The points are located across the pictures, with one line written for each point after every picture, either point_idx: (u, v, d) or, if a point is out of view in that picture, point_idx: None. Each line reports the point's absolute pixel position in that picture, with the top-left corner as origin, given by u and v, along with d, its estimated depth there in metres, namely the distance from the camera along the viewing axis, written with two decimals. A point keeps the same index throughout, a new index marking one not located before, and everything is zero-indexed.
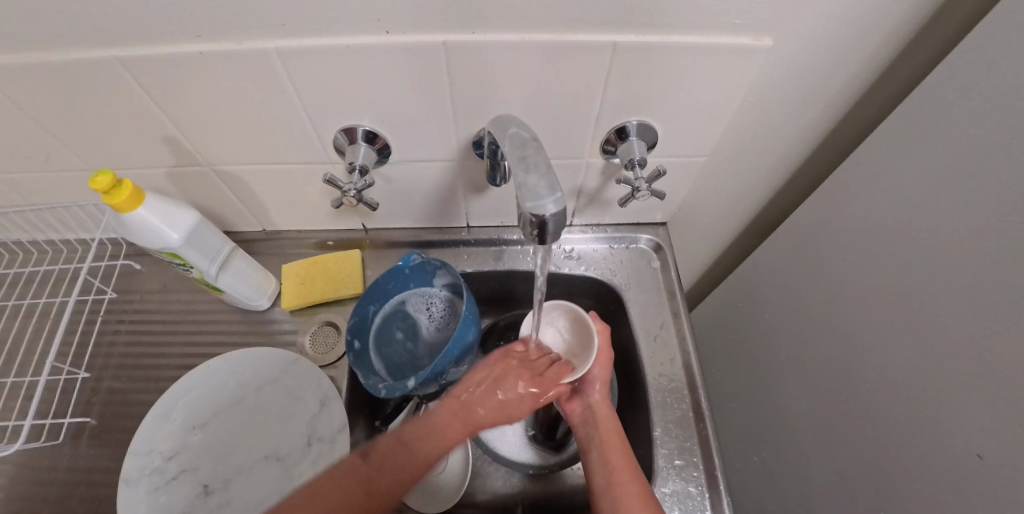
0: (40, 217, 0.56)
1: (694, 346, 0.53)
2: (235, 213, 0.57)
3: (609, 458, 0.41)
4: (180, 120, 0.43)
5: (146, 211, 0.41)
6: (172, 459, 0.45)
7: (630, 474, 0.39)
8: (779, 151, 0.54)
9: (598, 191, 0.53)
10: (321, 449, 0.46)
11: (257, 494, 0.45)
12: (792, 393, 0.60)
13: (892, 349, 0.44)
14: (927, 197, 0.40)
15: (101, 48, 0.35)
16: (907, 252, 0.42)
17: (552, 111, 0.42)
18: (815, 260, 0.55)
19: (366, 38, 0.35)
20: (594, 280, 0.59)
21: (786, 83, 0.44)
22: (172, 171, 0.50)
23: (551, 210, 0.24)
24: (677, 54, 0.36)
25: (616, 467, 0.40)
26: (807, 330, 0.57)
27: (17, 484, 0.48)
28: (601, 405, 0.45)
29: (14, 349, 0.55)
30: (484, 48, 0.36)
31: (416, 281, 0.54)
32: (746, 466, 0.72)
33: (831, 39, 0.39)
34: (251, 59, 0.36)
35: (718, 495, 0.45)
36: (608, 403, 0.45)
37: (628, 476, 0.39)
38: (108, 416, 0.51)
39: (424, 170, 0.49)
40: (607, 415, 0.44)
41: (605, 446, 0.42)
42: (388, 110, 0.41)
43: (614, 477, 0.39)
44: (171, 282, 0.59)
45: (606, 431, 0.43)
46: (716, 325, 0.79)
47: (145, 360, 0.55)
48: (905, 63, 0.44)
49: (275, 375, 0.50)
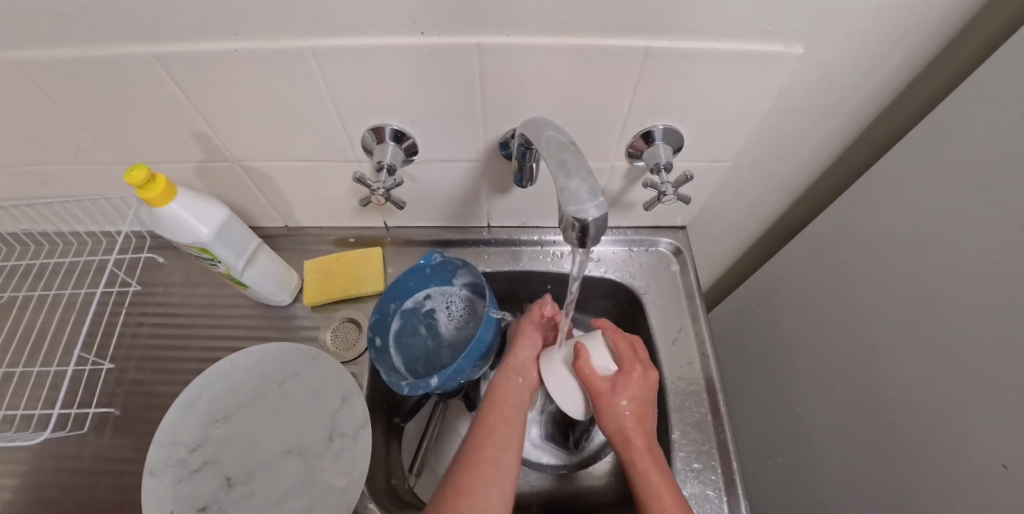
0: (67, 209, 0.57)
1: (712, 350, 0.54)
2: (259, 209, 0.57)
3: (648, 476, 0.40)
4: (209, 116, 0.43)
5: (178, 206, 0.41)
6: (196, 451, 0.46)
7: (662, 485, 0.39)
8: (802, 157, 0.54)
9: (620, 194, 0.53)
10: (342, 444, 0.47)
11: (278, 489, 0.45)
12: (809, 400, 0.60)
13: (915, 357, 0.44)
14: (951, 206, 0.40)
15: (139, 45, 0.36)
16: (931, 261, 0.42)
17: (581, 114, 0.42)
18: (835, 268, 0.55)
19: (400, 38, 0.35)
20: (613, 282, 0.59)
21: (813, 89, 0.44)
22: (199, 166, 0.50)
23: (593, 214, 0.24)
24: (709, 59, 0.37)
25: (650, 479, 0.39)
26: (825, 337, 0.57)
27: (41, 472, 0.49)
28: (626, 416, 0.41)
29: (40, 338, 0.56)
30: (517, 50, 0.36)
31: (436, 280, 0.54)
32: (761, 470, 0.73)
33: (860, 48, 0.39)
34: (286, 57, 0.36)
35: (737, 499, 0.46)
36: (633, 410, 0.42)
37: (665, 496, 0.38)
38: (131, 407, 0.52)
39: (448, 170, 0.50)
40: (637, 427, 0.42)
41: (638, 466, 0.40)
42: (418, 109, 0.42)
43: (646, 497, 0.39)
44: (194, 275, 0.60)
45: (636, 447, 0.41)
46: (732, 330, 0.80)
47: (168, 352, 0.55)
48: (933, 73, 0.44)
49: (297, 370, 0.50)
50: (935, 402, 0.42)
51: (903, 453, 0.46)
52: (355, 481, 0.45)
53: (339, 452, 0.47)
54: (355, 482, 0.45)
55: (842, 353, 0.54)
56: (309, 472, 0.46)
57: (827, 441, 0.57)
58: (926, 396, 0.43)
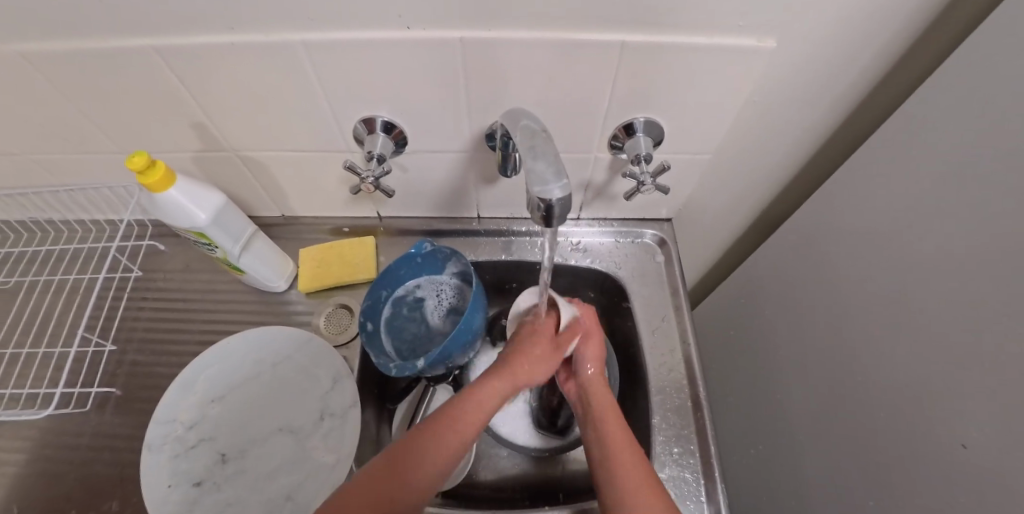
0: (72, 197, 0.59)
1: (694, 338, 0.55)
2: (256, 198, 0.59)
3: (605, 431, 0.41)
4: (208, 107, 0.45)
5: (176, 192, 0.43)
6: (192, 429, 0.48)
7: (626, 447, 0.39)
8: (783, 148, 0.55)
9: (605, 185, 0.55)
10: (332, 424, 0.49)
11: (270, 465, 0.47)
12: (790, 390, 0.62)
13: (886, 344, 0.45)
14: (920, 196, 0.41)
15: (141, 39, 0.38)
16: (902, 251, 0.43)
17: (563, 107, 0.44)
18: (814, 260, 0.57)
19: (386, 32, 0.37)
20: (599, 272, 0.60)
21: (789, 82, 0.45)
22: (198, 155, 0.52)
23: (557, 195, 0.25)
24: (680, 53, 0.38)
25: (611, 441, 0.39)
26: (804, 328, 0.58)
27: (45, 447, 0.51)
28: (594, 381, 0.45)
29: (46, 321, 0.59)
30: (496, 44, 0.37)
31: (427, 269, 0.56)
32: (745, 459, 0.74)
33: (832, 41, 0.41)
34: (278, 50, 0.38)
35: (714, 482, 0.47)
36: (602, 379, 0.46)
37: (624, 446, 0.39)
38: (131, 387, 0.54)
39: (436, 161, 0.51)
40: (602, 393, 0.44)
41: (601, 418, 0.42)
42: (405, 101, 0.43)
43: (609, 447, 0.39)
44: (193, 262, 0.62)
45: (602, 406, 0.43)
46: (718, 323, 0.81)
47: (167, 335, 0.57)
48: (907, 67, 0.45)
49: (290, 353, 0.52)
50: (906, 388, 0.43)
51: (876, 439, 0.47)
52: (343, 459, 0.46)
53: (328, 431, 0.49)
54: (344, 459, 0.46)
55: (821, 342, 0.55)
56: (299, 450, 0.48)
57: (806, 428, 0.58)
58: (896, 383, 0.44)
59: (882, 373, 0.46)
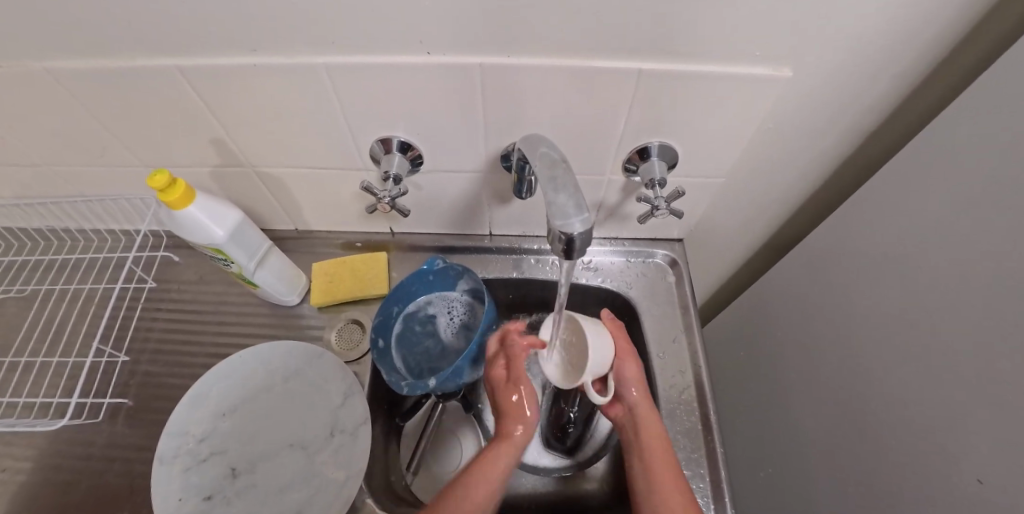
0: (90, 208, 0.60)
1: (705, 360, 0.55)
2: (271, 212, 0.60)
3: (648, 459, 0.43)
4: (228, 124, 0.46)
5: (196, 209, 0.44)
6: (203, 442, 0.48)
7: (668, 475, 0.41)
8: (796, 173, 0.55)
9: (618, 206, 0.55)
10: (342, 440, 0.49)
11: (280, 479, 0.47)
12: (800, 413, 0.61)
13: (901, 373, 0.45)
14: (932, 226, 0.42)
15: (167, 59, 0.39)
16: (915, 281, 0.43)
17: (578, 130, 0.44)
18: (825, 284, 0.57)
19: (407, 56, 0.37)
20: (610, 292, 0.60)
21: (802, 108, 0.45)
22: (216, 169, 0.53)
23: (578, 229, 0.26)
24: (697, 81, 0.38)
25: (655, 471, 0.42)
26: (817, 351, 0.58)
27: (56, 455, 0.52)
28: (641, 404, 0.45)
29: (60, 330, 0.60)
30: (516, 70, 0.38)
31: (438, 285, 0.56)
32: (755, 482, 0.73)
33: (845, 70, 0.41)
34: (300, 72, 0.39)
35: (724, 507, 0.47)
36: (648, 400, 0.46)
37: (667, 475, 0.41)
38: (143, 398, 0.55)
39: (452, 180, 0.52)
40: (650, 417, 0.45)
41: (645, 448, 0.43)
42: (424, 123, 0.44)
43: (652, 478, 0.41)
44: (206, 274, 0.63)
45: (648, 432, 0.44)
46: (729, 342, 0.81)
47: (180, 346, 0.58)
48: (921, 97, 0.45)
49: (301, 368, 0.52)
50: (920, 417, 0.43)
51: (889, 468, 0.46)
52: (353, 476, 0.46)
53: (339, 447, 0.49)
54: (353, 476, 0.46)
55: (833, 367, 0.55)
56: (309, 465, 0.48)
57: (817, 454, 0.58)
58: (911, 412, 0.43)
59: (895, 401, 0.45)
